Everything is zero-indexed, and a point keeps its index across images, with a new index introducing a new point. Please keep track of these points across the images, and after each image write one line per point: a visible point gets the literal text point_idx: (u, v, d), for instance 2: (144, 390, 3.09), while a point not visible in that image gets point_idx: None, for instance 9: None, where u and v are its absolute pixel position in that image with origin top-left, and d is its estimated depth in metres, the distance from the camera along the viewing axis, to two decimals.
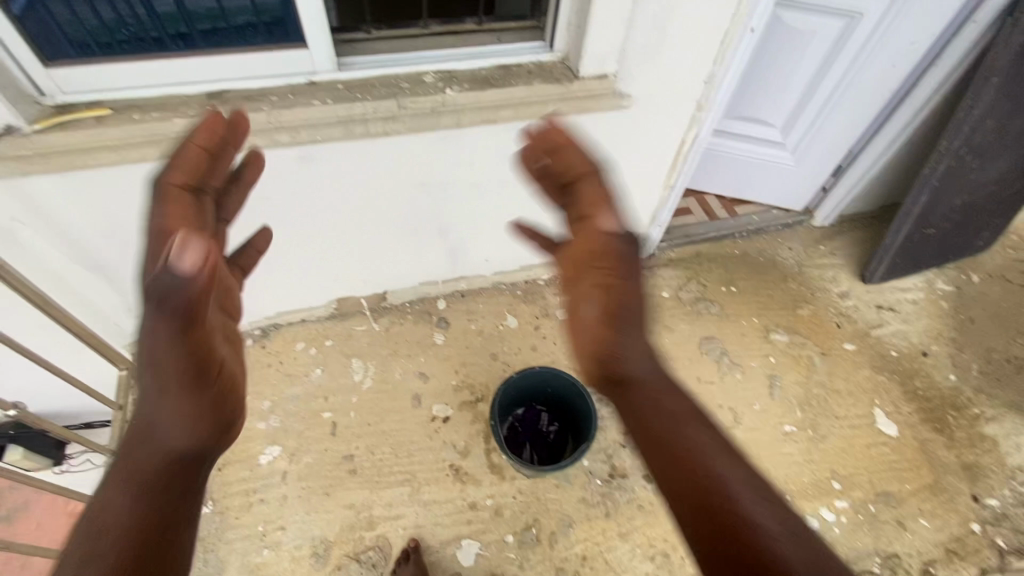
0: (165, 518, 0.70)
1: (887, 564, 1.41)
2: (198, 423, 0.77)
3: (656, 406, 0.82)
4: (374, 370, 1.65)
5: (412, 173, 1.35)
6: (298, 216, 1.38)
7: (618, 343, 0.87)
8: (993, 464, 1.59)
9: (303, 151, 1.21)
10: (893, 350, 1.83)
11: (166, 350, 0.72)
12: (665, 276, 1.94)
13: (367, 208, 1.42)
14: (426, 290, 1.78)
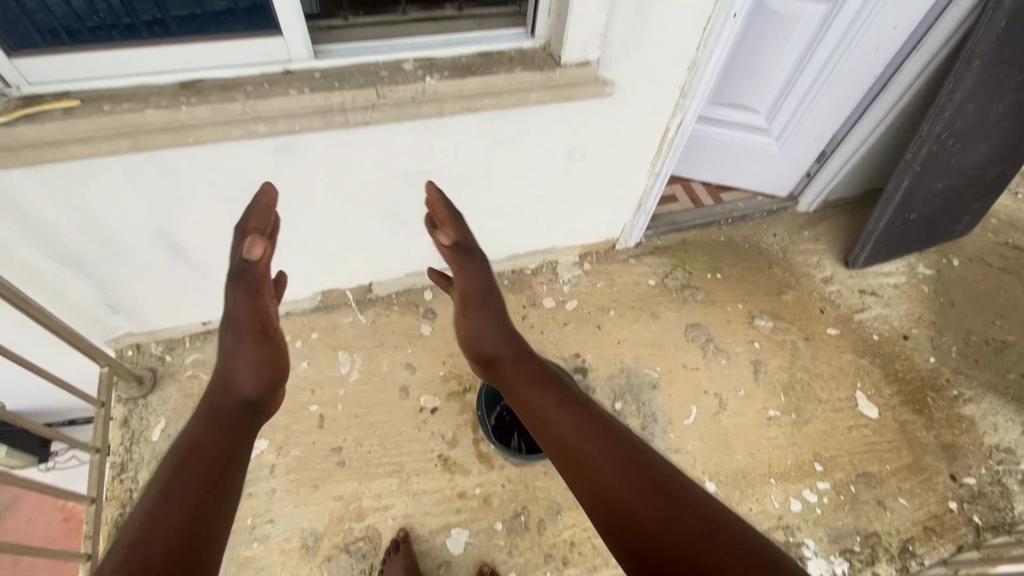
0: (230, 448, 0.91)
1: (868, 542, 1.44)
2: (263, 376, 1.04)
3: (549, 416, 0.95)
4: (361, 363, 1.64)
5: (394, 163, 1.34)
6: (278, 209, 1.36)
7: (480, 342, 1.15)
8: (970, 443, 1.63)
9: (281, 142, 1.19)
10: (874, 334, 1.86)
11: (257, 316, 1.02)
12: (651, 263, 1.94)
13: (349, 199, 1.41)
14: (412, 281, 1.77)
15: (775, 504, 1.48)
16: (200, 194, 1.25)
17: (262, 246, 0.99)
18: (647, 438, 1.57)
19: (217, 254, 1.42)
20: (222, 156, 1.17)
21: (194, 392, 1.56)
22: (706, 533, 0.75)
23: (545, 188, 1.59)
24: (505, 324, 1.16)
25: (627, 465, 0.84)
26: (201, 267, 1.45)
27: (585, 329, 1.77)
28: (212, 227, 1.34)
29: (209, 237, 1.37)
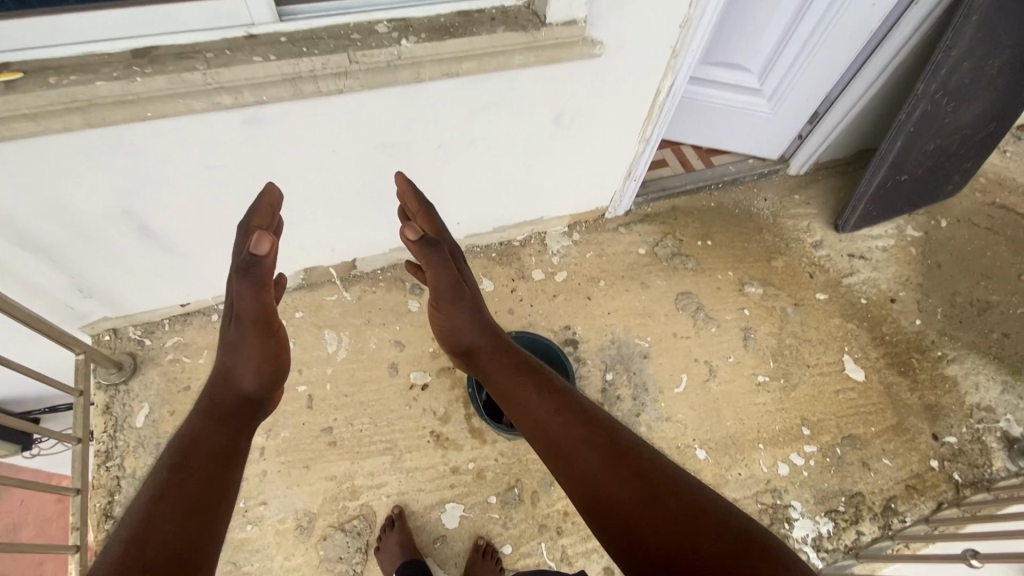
0: (229, 445, 0.89)
1: (853, 501, 1.47)
2: (265, 370, 1.01)
3: (525, 403, 0.96)
4: (348, 341, 1.61)
5: (373, 133, 1.27)
6: (252, 184, 1.29)
7: (461, 337, 1.14)
8: (952, 403, 1.67)
9: (250, 113, 1.11)
10: (863, 298, 1.86)
11: (261, 312, 0.96)
12: (641, 232, 1.91)
13: (326, 172, 1.34)
14: (397, 255, 1.72)
15: (763, 468, 1.51)
16: (167, 171, 1.18)
17: (269, 241, 0.87)
18: (638, 408, 1.58)
19: (190, 233, 1.36)
20: (186, 129, 1.10)
21: (177, 376, 1.52)
22: (688, 515, 0.74)
23: (532, 156, 1.53)
24: (480, 313, 1.14)
25: (609, 452, 0.84)
26: (174, 248, 1.38)
27: (575, 300, 1.74)
28: (182, 205, 1.28)
29: (180, 216, 1.30)
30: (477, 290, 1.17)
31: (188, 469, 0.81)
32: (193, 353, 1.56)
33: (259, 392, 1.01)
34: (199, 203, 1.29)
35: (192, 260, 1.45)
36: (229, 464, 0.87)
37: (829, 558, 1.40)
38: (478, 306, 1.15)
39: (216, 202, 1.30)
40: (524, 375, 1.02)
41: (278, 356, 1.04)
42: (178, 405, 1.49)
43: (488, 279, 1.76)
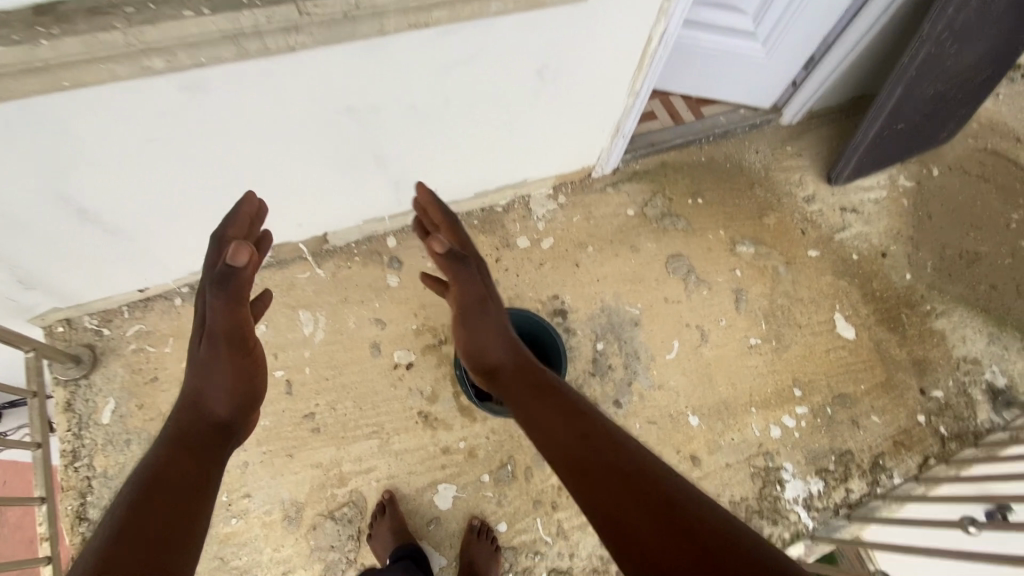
0: (196, 477, 0.85)
1: (842, 460, 1.49)
2: (236, 394, 1.01)
3: (549, 420, 0.94)
4: (325, 321, 1.52)
5: (335, 96, 1.13)
6: (206, 158, 1.16)
7: (485, 352, 1.14)
8: (939, 358, 1.67)
9: (194, 77, 0.96)
10: (854, 254, 1.83)
11: (232, 326, 1.04)
12: (630, 191, 1.81)
13: (288, 140, 1.21)
14: (372, 227, 1.61)
15: (755, 432, 1.50)
16: (104, 147, 1.03)
17: (247, 252, 1.03)
18: (630, 377, 1.54)
19: (141, 214, 1.24)
20: (121, 99, 0.95)
21: (142, 367, 1.43)
22: (720, 550, 0.69)
23: (514, 116, 1.41)
24: (507, 333, 1.16)
25: (632, 479, 0.80)
26: (124, 231, 1.26)
27: (562, 268, 1.67)
28: (128, 184, 1.14)
29: (127, 196, 1.17)
30: (501, 313, 1.21)
31: (156, 501, 0.77)
32: (157, 341, 1.45)
33: (231, 415, 1.00)
34: (146, 182, 1.16)
35: (147, 243, 1.32)
36: (200, 493, 0.83)
37: (820, 517, 1.42)
38: (502, 326, 1.17)
39: (167, 179, 1.17)
40: (544, 397, 1.00)
41: (249, 376, 1.06)
42: (147, 399, 1.40)
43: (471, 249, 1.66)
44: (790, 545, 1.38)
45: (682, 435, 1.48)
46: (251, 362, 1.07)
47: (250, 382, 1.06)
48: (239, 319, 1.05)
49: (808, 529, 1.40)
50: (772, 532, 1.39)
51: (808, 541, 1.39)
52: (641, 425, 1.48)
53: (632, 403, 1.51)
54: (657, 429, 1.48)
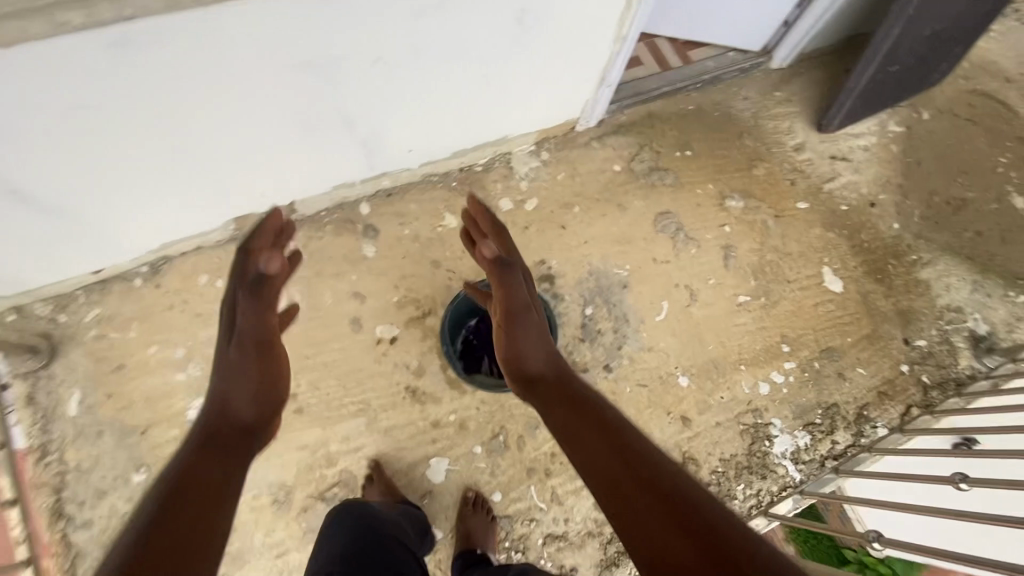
0: (219, 478, 0.78)
1: (828, 413, 1.51)
2: (260, 403, 0.96)
3: (591, 426, 0.83)
4: (299, 297, 1.44)
5: (290, 50, 1.01)
6: (162, 120, 1.04)
7: (526, 356, 1.05)
8: (924, 307, 1.69)
9: (132, 26, 0.82)
10: (843, 204, 1.79)
11: (261, 331, 1.05)
12: (616, 145, 1.72)
13: (251, 97, 1.08)
14: (343, 193, 1.50)
15: (745, 389, 1.50)
16: (42, 114, 0.91)
17: (278, 260, 1.14)
18: (620, 340, 1.50)
19: (96, 186, 1.12)
20: (52, 57, 0.82)
21: (106, 354, 1.34)
22: None
23: (495, 65, 1.29)
24: (549, 344, 1.08)
25: (687, 512, 0.66)
26: (79, 206, 1.14)
27: (548, 231, 1.59)
28: (78, 154, 1.02)
29: (79, 168, 1.06)
30: (545, 325, 1.12)
31: (179, 510, 0.70)
32: (120, 326, 1.36)
33: (259, 424, 0.94)
34: (98, 150, 1.04)
35: (107, 217, 1.21)
36: (220, 494, 0.76)
37: (806, 469, 1.45)
38: (544, 336, 1.09)
39: (122, 146, 1.06)
40: (585, 407, 0.89)
41: (272, 383, 1.01)
42: (115, 387, 1.32)
43: (451, 213, 1.57)
44: (779, 498, 1.41)
45: (673, 396, 1.47)
46: (274, 369, 1.03)
47: (273, 392, 1.00)
48: (268, 325, 1.07)
49: (795, 482, 1.43)
50: (761, 486, 1.42)
51: (796, 496, 1.41)
52: (632, 388, 1.47)
53: (622, 367, 1.48)
54: (649, 392, 1.47)
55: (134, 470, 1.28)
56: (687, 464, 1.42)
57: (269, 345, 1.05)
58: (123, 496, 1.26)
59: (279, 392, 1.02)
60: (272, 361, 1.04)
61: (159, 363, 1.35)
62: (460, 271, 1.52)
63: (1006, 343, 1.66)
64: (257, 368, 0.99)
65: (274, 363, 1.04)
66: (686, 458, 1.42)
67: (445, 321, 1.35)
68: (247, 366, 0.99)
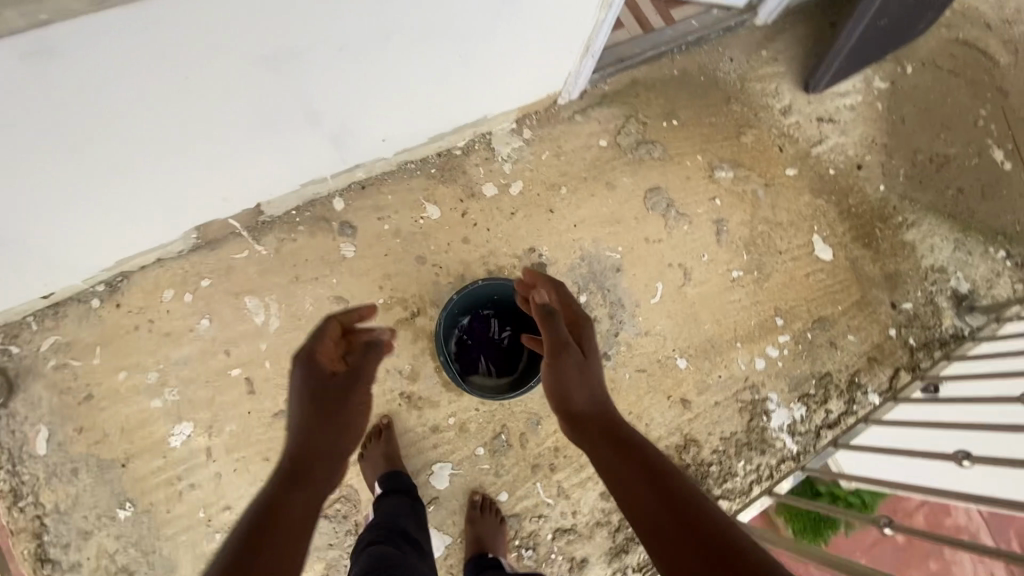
0: (297, 515, 0.79)
1: (822, 383, 1.53)
2: (326, 441, 0.94)
3: (643, 470, 0.80)
4: (278, 306, 1.35)
5: (246, 46, 0.88)
6: (167, 119, 0.95)
7: (569, 391, 1.00)
8: (910, 270, 1.70)
9: (120, 19, 0.72)
10: (831, 168, 1.76)
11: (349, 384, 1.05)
12: (600, 118, 1.62)
13: (256, 86, 0.98)
14: (314, 189, 1.39)
15: (741, 366, 1.50)
16: (34, 124, 0.82)
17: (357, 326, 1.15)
18: (616, 326, 1.47)
19: (98, 192, 1.04)
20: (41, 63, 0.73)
21: (70, 386, 1.23)
22: None
23: (482, 43, 1.18)
24: (596, 380, 1.03)
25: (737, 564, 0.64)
26: (83, 214, 1.07)
27: (536, 216, 1.52)
28: (77, 163, 0.94)
29: (58, 180, 0.96)
30: (595, 361, 1.07)
31: (263, 542, 0.73)
32: (82, 354, 1.25)
33: (324, 466, 0.90)
34: (95, 155, 0.95)
35: (113, 223, 1.14)
36: (295, 529, 0.77)
37: (803, 440, 1.47)
38: (596, 379, 1.02)
39: (125, 150, 0.98)
40: (633, 449, 0.85)
41: (339, 425, 0.98)
42: (86, 420, 1.23)
43: (432, 203, 1.47)
44: (778, 471, 1.44)
45: (672, 379, 1.46)
46: (339, 411, 1.00)
47: (342, 436, 0.97)
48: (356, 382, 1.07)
49: (793, 454, 1.46)
50: (761, 461, 1.44)
51: (796, 470, 1.43)
52: (631, 375, 1.44)
53: (620, 354, 1.45)
54: (648, 377, 1.45)
55: (119, 505, 1.20)
56: (688, 446, 1.42)
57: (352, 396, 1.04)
58: (110, 533, 1.19)
59: (350, 435, 0.99)
60: (341, 403, 1.02)
61: (131, 390, 1.25)
62: (447, 266, 1.44)
63: (987, 300, 1.70)
64: (324, 413, 0.98)
65: (340, 405, 1.01)
66: (688, 440, 1.42)
67: (438, 330, 1.27)
68: (311, 411, 0.98)
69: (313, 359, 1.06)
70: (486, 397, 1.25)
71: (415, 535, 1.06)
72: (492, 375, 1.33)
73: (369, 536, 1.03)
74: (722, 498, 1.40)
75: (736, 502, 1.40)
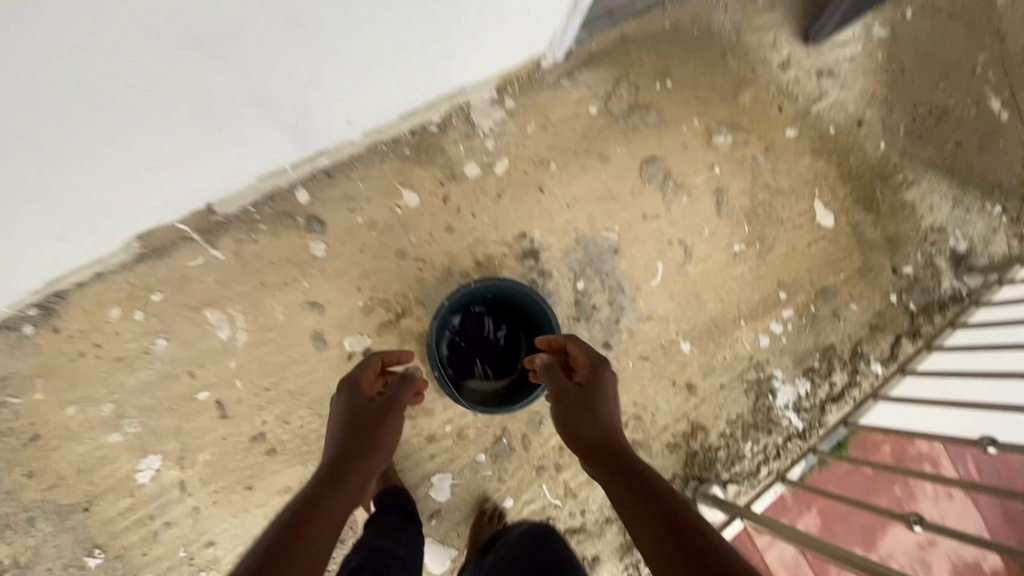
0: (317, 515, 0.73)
1: (826, 356, 1.49)
2: (355, 463, 0.85)
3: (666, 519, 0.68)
4: (244, 318, 1.21)
5: (181, 20, 0.70)
6: (148, 101, 0.82)
7: (580, 428, 0.88)
8: (910, 232, 1.64)
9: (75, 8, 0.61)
10: (831, 126, 1.65)
11: (381, 413, 0.98)
12: (589, 82, 1.46)
13: (247, 57, 0.83)
14: (273, 181, 1.23)
15: (745, 345, 1.44)
16: (12, 131, 0.74)
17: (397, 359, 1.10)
18: (617, 313, 1.37)
19: (96, 199, 0.97)
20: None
21: (15, 427, 1.11)
22: None
23: (460, 7, 1.00)
24: (610, 413, 0.91)
25: None
26: (81, 220, 1.00)
27: (524, 197, 1.38)
28: (70, 169, 0.87)
29: (47, 191, 0.89)
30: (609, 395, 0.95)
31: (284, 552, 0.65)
32: (23, 391, 1.12)
33: (348, 484, 0.82)
34: (89, 162, 0.88)
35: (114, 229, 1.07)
36: (316, 529, 0.70)
37: (809, 417, 1.44)
38: (603, 412, 0.90)
39: (124, 154, 0.90)
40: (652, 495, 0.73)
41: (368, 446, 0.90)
42: (38, 463, 1.11)
43: (409, 189, 1.32)
44: (785, 450, 1.41)
45: (676, 365, 1.38)
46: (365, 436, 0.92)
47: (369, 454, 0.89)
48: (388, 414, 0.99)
49: (799, 431, 1.43)
50: (767, 442, 1.40)
51: (808, 453, 1.40)
52: (634, 363, 1.37)
53: (622, 342, 1.37)
54: (652, 365, 1.37)
55: (88, 552, 1.11)
56: (695, 432, 1.37)
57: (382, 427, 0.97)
58: None
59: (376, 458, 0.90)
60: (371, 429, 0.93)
61: (86, 426, 1.13)
62: (431, 259, 1.30)
63: (984, 259, 1.66)
64: (352, 439, 0.91)
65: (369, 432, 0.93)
66: (694, 426, 1.37)
67: (431, 338, 1.16)
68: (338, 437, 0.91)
69: (353, 387, 1.02)
70: (486, 411, 1.13)
71: (403, 557, 0.97)
72: (489, 380, 1.23)
73: (355, 562, 0.92)
74: (731, 482, 1.37)
75: (745, 485, 1.37)
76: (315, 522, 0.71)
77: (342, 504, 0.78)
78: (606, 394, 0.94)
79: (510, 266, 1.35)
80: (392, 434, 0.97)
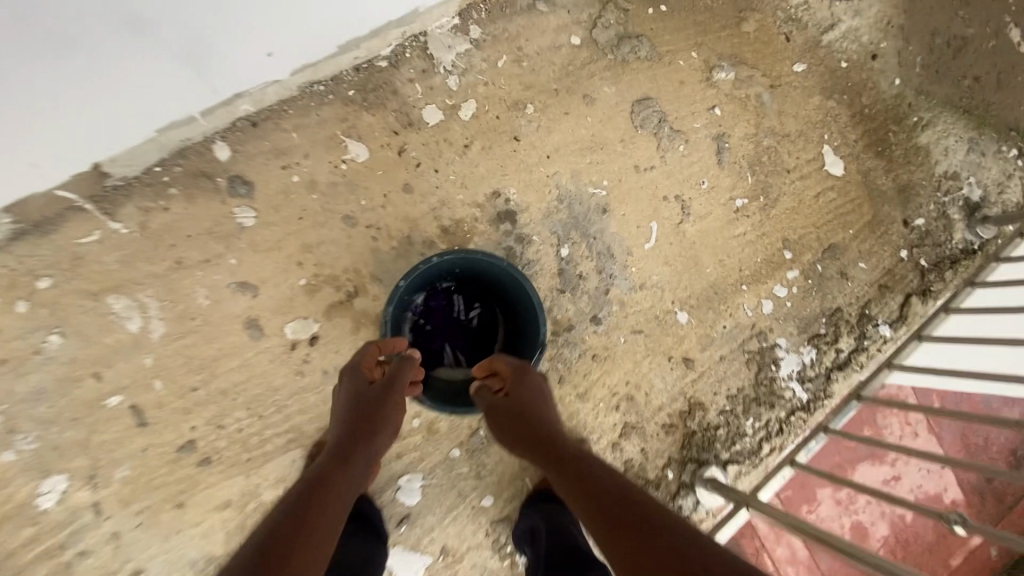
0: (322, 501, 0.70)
1: (833, 320, 1.36)
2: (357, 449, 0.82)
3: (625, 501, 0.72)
4: (158, 306, 0.99)
5: None
6: (35, 41, 0.64)
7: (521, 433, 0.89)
8: (923, 180, 1.49)
9: None
10: (843, 60, 1.45)
11: (381, 407, 0.88)
12: (570, 5, 1.21)
13: None
14: (184, 137, 1.00)
15: (748, 313, 1.29)
16: None
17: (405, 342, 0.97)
18: (606, 282, 1.20)
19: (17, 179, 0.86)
20: None
21: None
22: None
23: None
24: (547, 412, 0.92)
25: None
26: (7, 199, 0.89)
27: (496, 148, 1.16)
28: None
29: None
30: (541, 395, 0.95)
31: (289, 539, 0.63)
32: None
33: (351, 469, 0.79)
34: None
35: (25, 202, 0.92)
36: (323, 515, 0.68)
37: (814, 387, 1.32)
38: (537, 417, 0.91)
39: (31, 131, 0.78)
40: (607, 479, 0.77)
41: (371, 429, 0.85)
42: None
43: (356, 140, 1.09)
44: (788, 424, 1.29)
45: (672, 338, 1.23)
46: (367, 420, 0.87)
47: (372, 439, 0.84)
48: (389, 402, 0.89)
49: (803, 403, 1.31)
50: (770, 416, 1.28)
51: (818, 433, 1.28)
52: (627, 339, 1.20)
53: (613, 315, 1.20)
54: (646, 339, 1.21)
55: None
56: (694, 411, 1.23)
57: (382, 419, 0.87)
58: None
59: (379, 441, 0.86)
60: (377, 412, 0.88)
61: None
62: (386, 226, 1.09)
63: (998, 207, 1.51)
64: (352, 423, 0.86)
65: (371, 415, 0.87)
66: (692, 404, 1.23)
67: (388, 331, 0.97)
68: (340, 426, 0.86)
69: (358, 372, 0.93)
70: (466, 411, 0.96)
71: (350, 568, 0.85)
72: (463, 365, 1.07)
73: None
74: (732, 463, 1.24)
75: (748, 465, 1.25)
76: (313, 514, 0.67)
77: (344, 492, 0.74)
78: (533, 403, 0.95)
79: (483, 231, 1.14)
80: (399, 417, 0.90)
